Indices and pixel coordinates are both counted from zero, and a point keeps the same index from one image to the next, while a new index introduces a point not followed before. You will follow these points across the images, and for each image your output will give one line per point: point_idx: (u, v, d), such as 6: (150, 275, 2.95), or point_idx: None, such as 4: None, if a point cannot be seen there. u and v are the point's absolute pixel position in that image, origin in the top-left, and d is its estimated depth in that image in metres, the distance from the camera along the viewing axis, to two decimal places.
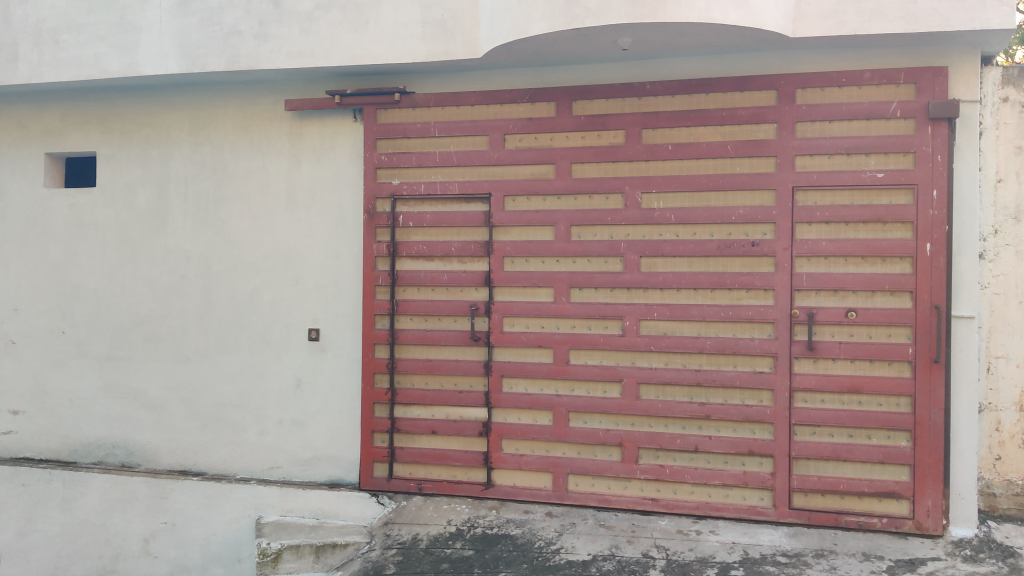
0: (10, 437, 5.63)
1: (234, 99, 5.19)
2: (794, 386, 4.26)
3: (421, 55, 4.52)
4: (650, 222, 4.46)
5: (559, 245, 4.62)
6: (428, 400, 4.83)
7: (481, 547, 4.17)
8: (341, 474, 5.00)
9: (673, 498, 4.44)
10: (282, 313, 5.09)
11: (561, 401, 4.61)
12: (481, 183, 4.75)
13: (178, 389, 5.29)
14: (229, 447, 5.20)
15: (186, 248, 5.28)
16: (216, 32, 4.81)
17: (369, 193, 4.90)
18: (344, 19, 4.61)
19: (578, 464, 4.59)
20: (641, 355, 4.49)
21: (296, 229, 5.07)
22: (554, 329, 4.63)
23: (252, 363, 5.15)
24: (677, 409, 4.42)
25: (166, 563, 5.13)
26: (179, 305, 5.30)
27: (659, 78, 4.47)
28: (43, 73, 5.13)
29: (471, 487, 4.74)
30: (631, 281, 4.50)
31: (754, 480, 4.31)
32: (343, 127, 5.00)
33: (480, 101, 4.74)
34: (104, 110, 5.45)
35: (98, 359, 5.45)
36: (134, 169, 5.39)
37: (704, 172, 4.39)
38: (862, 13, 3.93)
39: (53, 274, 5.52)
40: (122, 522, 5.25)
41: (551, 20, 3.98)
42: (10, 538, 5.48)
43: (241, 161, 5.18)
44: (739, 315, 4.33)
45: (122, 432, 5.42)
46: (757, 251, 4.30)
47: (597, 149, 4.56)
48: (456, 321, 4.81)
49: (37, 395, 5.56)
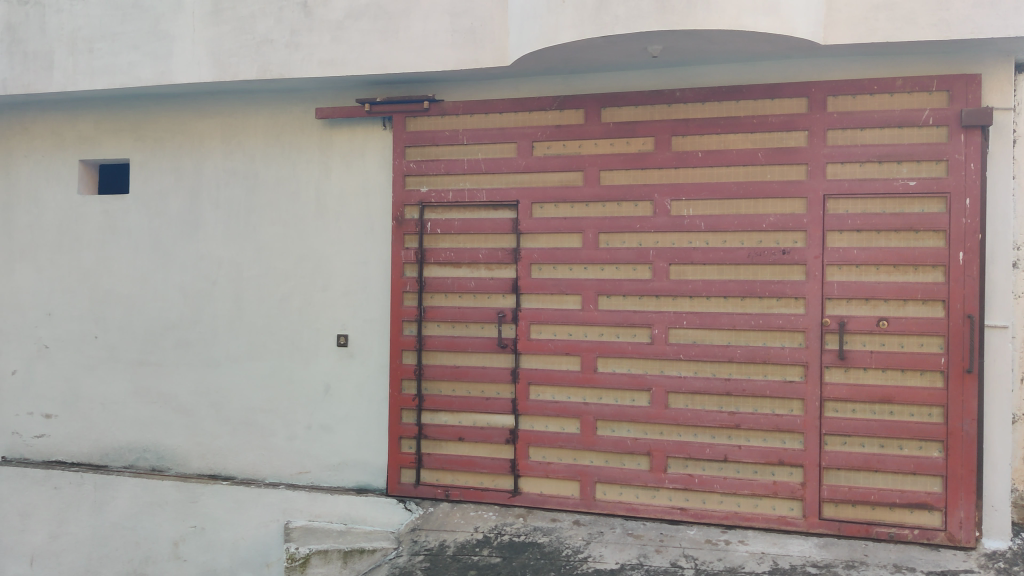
0: (43, 439, 5.70)
1: (266, 107, 5.24)
2: (824, 397, 4.22)
3: (450, 63, 4.52)
4: (679, 229, 4.44)
5: (587, 252, 4.61)
6: (456, 407, 4.85)
7: (509, 555, 4.15)
8: (368, 480, 5.02)
9: (702, 508, 4.41)
10: (312, 319, 5.13)
11: (589, 410, 4.60)
12: (509, 190, 4.75)
13: (209, 394, 5.34)
14: (258, 452, 5.24)
15: (217, 255, 5.32)
16: (248, 41, 4.85)
17: (398, 200, 4.92)
18: (374, 27, 4.63)
19: (606, 472, 4.58)
20: (670, 363, 4.47)
21: (325, 236, 5.10)
22: (582, 337, 4.62)
23: (282, 368, 5.18)
24: (706, 418, 4.40)
25: (195, 567, 5.21)
26: (210, 310, 5.34)
27: (689, 86, 4.45)
28: (77, 82, 5.19)
29: (498, 494, 4.74)
30: (659, 289, 4.48)
31: (784, 490, 4.27)
32: (373, 135, 5.03)
33: (508, 109, 4.74)
34: (139, 118, 5.51)
35: (130, 363, 5.50)
36: (166, 176, 5.44)
37: (733, 179, 4.36)
38: (894, 20, 3.89)
39: (86, 279, 5.60)
40: (152, 525, 5.32)
41: (580, 28, 3.98)
42: (42, 540, 5.56)
43: (272, 169, 5.22)
44: (769, 324, 4.29)
45: (152, 436, 5.47)
46: (788, 259, 4.26)
47: (626, 156, 4.55)
48: (484, 328, 4.81)
49: (70, 399, 5.63)
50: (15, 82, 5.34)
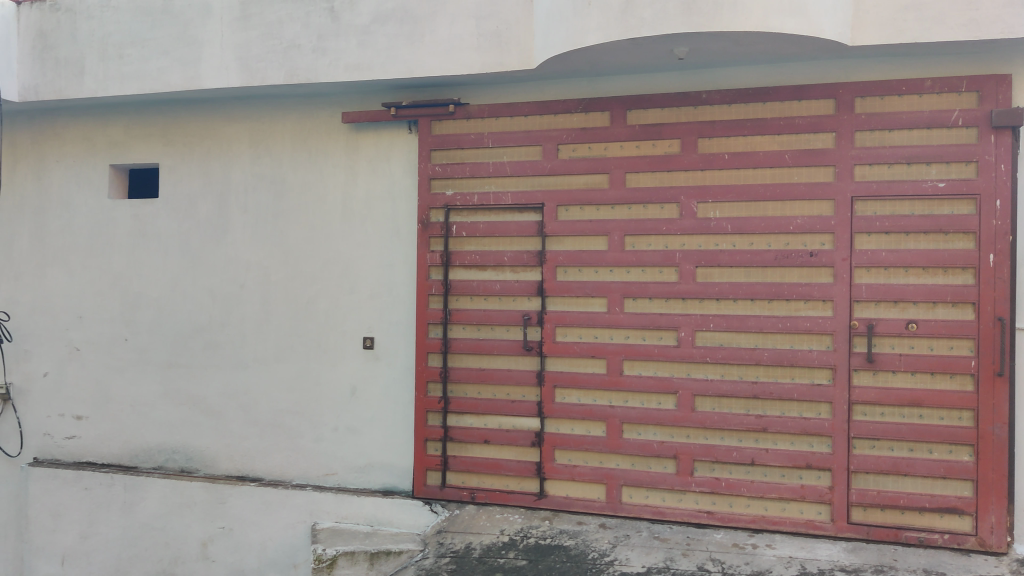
0: (74, 441, 5.77)
1: (294, 112, 5.28)
2: (853, 400, 4.19)
3: (475, 66, 4.53)
4: (706, 231, 4.43)
5: (613, 255, 4.61)
6: (481, 409, 4.85)
7: (535, 558, 4.15)
8: (395, 482, 5.04)
9: (729, 511, 4.39)
10: (338, 322, 5.16)
11: (615, 412, 4.59)
12: (534, 193, 4.76)
13: (237, 396, 5.38)
14: (286, 453, 5.27)
15: (245, 258, 5.37)
16: (275, 46, 4.89)
17: (424, 203, 4.94)
18: (400, 32, 4.66)
19: (632, 475, 4.57)
20: (697, 366, 4.45)
21: (352, 239, 5.12)
22: (608, 339, 4.61)
23: (309, 370, 5.22)
24: (733, 421, 4.38)
25: (223, 567, 5.25)
26: (238, 313, 5.39)
27: (715, 87, 4.43)
28: (108, 87, 5.26)
29: (524, 497, 4.75)
30: (685, 291, 4.47)
31: (812, 494, 4.25)
32: (399, 138, 5.05)
33: (533, 112, 4.75)
34: (168, 122, 5.57)
35: (160, 365, 5.56)
36: (195, 180, 5.49)
37: (760, 181, 4.34)
38: (923, 20, 3.86)
39: (117, 282, 5.66)
40: (181, 526, 5.37)
41: (606, 31, 3.98)
42: (72, 540, 5.62)
43: (299, 172, 5.25)
44: (796, 326, 4.28)
45: (181, 437, 5.52)
46: (816, 261, 4.24)
47: (652, 158, 4.54)
48: (509, 330, 4.82)
49: (101, 401, 5.70)
50: (47, 88, 5.41)
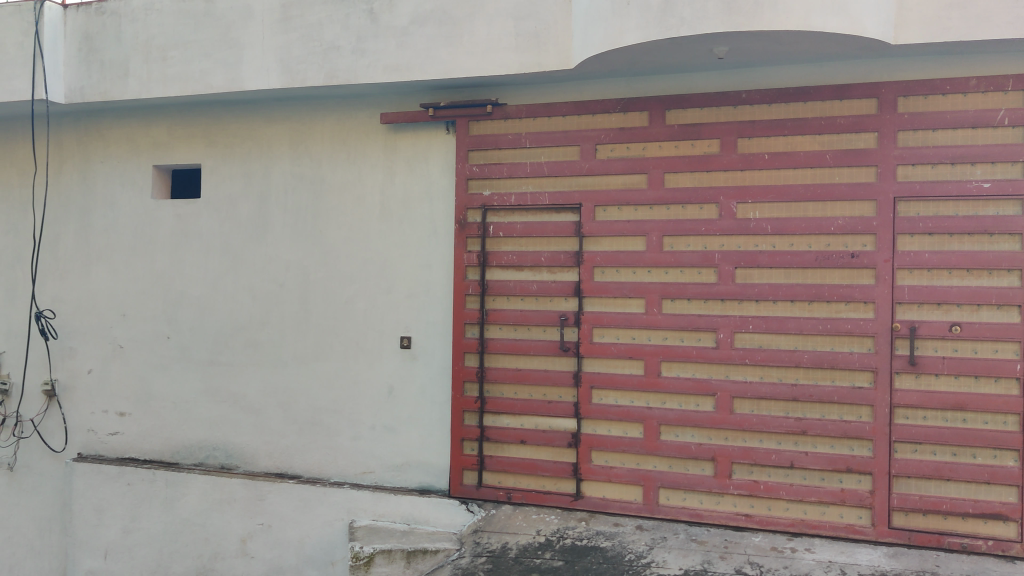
0: (118, 437, 5.86)
1: (333, 113, 5.31)
2: (894, 403, 4.13)
3: (514, 67, 4.53)
4: (745, 232, 4.39)
5: (651, 256, 4.59)
6: (518, 410, 4.86)
7: (571, 559, 4.15)
8: (431, 481, 5.06)
9: (767, 515, 4.36)
10: (376, 321, 5.19)
11: (653, 414, 4.57)
12: (572, 193, 4.76)
13: (276, 394, 5.43)
14: (324, 451, 5.32)
15: (285, 257, 5.42)
16: (315, 47, 4.93)
17: (461, 204, 4.96)
18: (438, 33, 4.67)
19: (670, 477, 4.54)
20: (736, 368, 4.42)
21: (390, 239, 5.15)
22: (645, 341, 4.59)
23: (347, 369, 5.26)
24: (773, 424, 4.34)
25: (262, 564, 5.31)
26: (278, 312, 5.44)
27: (755, 87, 4.39)
28: (152, 89, 5.34)
29: (560, 498, 4.74)
30: (724, 293, 4.43)
31: (852, 498, 4.19)
32: (437, 139, 5.07)
33: (571, 112, 4.74)
34: (210, 124, 5.63)
35: (201, 363, 5.63)
36: (237, 181, 5.56)
37: (801, 181, 4.30)
38: (968, 18, 3.79)
39: (159, 281, 5.74)
40: (221, 522, 5.44)
41: (645, 30, 3.96)
42: (115, 535, 5.70)
43: (338, 173, 5.29)
44: (837, 329, 4.23)
45: (221, 434, 5.59)
46: (857, 263, 4.19)
47: (691, 158, 4.51)
48: (546, 331, 4.81)
49: (143, 397, 5.79)
50: (92, 90, 5.50)
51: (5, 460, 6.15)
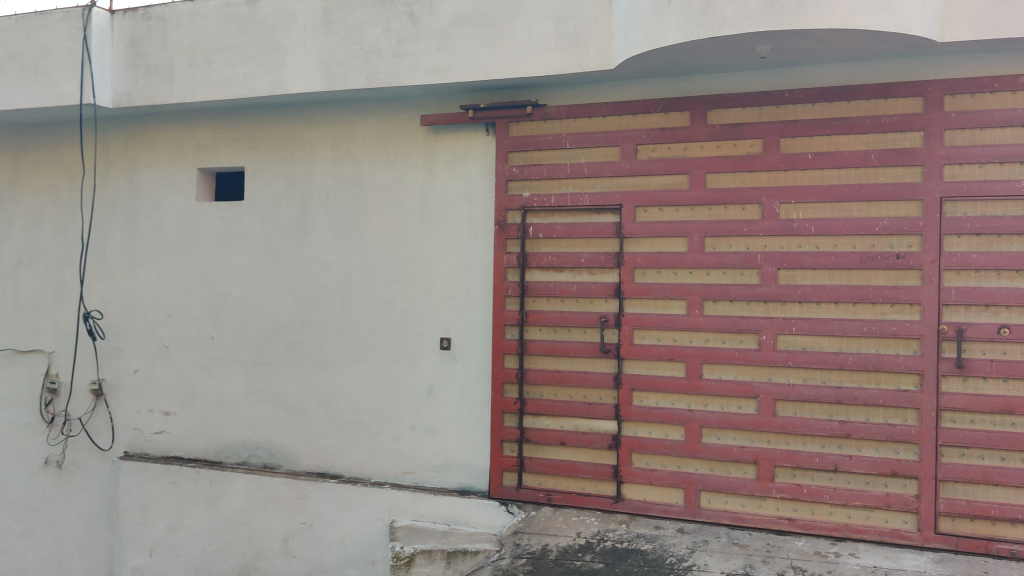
0: (163, 436, 5.95)
1: (374, 115, 5.35)
2: (941, 406, 4.07)
3: (554, 68, 4.53)
4: (788, 232, 4.35)
5: (692, 257, 4.56)
6: (558, 412, 4.85)
7: (612, 561, 4.13)
8: (471, 482, 5.07)
9: (811, 519, 4.31)
10: (416, 322, 5.21)
11: (695, 417, 4.54)
12: (613, 193, 4.74)
13: (318, 394, 5.48)
14: (364, 451, 5.36)
15: (327, 259, 5.47)
16: (357, 50, 4.97)
17: (500, 205, 4.97)
18: (478, 35, 4.68)
19: (711, 480, 4.51)
20: (779, 371, 4.37)
21: (429, 241, 5.17)
22: (687, 343, 4.56)
23: (387, 370, 5.29)
24: (816, 426, 4.30)
25: (304, 563, 5.36)
26: (319, 313, 5.49)
27: (798, 86, 4.34)
28: (197, 93, 5.41)
29: (600, 500, 4.73)
30: (767, 294, 4.39)
31: (898, 502, 4.14)
32: (477, 140, 5.07)
33: (612, 112, 4.73)
34: (253, 127, 5.70)
35: (244, 363, 5.69)
36: (279, 184, 5.61)
37: (845, 182, 4.25)
38: (1017, 14, 3.70)
39: (204, 282, 5.82)
40: (264, 521, 5.49)
41: (686, 30, 3.94)
42: (160, 533, 5.77)
43: (379, 175, 5.33)
44: (882, 331, 4.17)
45: (264, 433, 5.65)
46: (903, 264, 4.13)
47: (734, 158, 4.47)
48: (586, 333, 4.80)
49: (188, 397, 5.86)
50: (139, 94, 5.59)
51: (54, 458, 6.25)
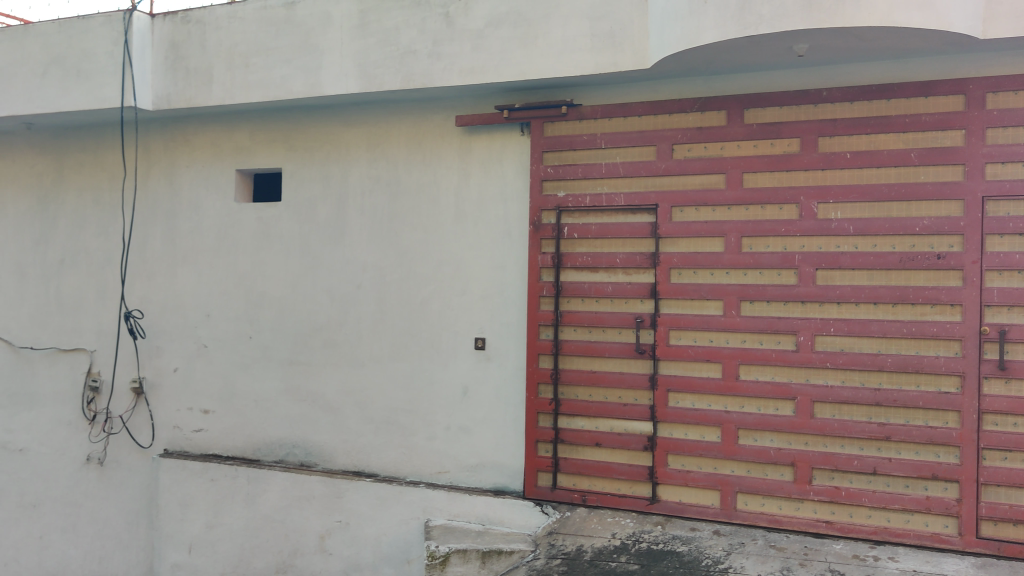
0: (202, 434, 6.02)
1: (409, 116, 5.37)
2: (982, 409, 4.01)
3: (589, 67, 4.52)
4: (826, 233, 4.30)
5: (729, 257, 4.53)
6: (593, 412, 4.84)
7: (647, 563, 4.11)
8: (506, 482, 5.07)
9: (849, 522, 4.26)
10: (451, 322, 5.23)
11: (731, 418, 4.51)
12: (648, 193, 4.72)
13: (354, 393, 5.52)
14: (400, 450, 5.38)
15: (363, 259, 5.50)
16: (392, 52, 4.99)
17: (535, 205, 4.97)
18: (513, 35, 4.69)
19: (747, 482, 4.48)
20: (817, 372, 4.33)
21: (464, 241, 5.18)
22: (724, 343, 4.54)
23: (423, 370, 5.31)
24: (855, 429, 4.25)
25: (340, 561, 5.40)
26: (355, 313, 5.52)
27: (836, 85, 4.29)
28: (235, 95, 5.47)
29: (636, 501, 4.71)
30: (805, 294, 4.35)
31: (938, 506, 4.09)
32: (511, 141, 5.08)
33: (647, 112, 4.71)
34: (290, 128, 5.75)
35: (281, 363, 5.74)
36: (316, 185, 5.66)
37: (883, 181, 4.19)
38: None
39: (242, 282, 5.88)
40: (300, 519, 5.54)
41: (723, 28, 3.92)
42: (199, 529, 5.84)
43: (414, 175, 5.35)
44: (922, 332, 4.12)
45: (301, 432, 5.70)
46: (943, 264, 4.08)
47: (771, 158, 4.43)
48: (621, 333, 4.79)
49: (226, 396, 5.93)
50: (178, 96, 5.66)
51: (96, 455, 6.35)
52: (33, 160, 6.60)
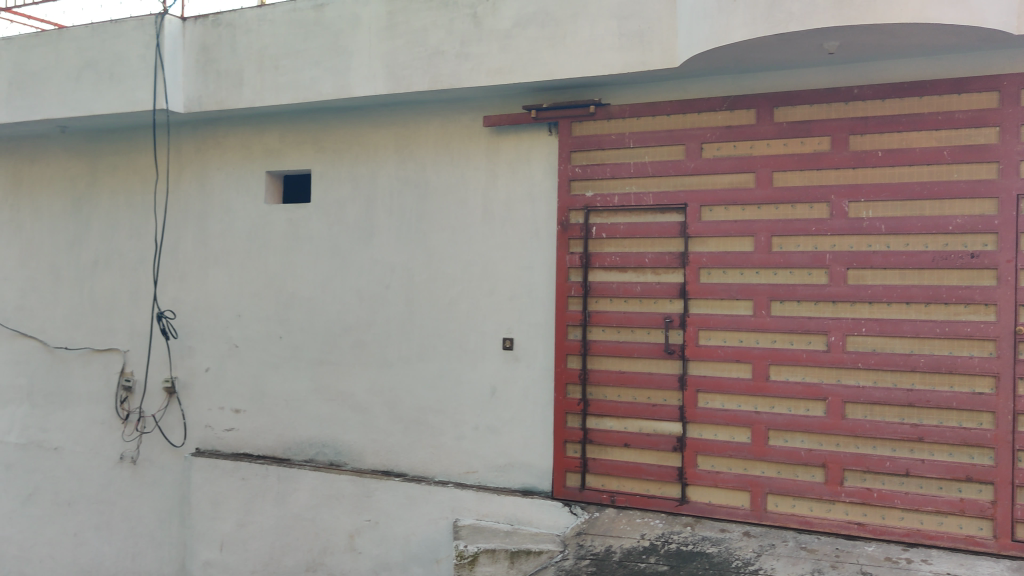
0: (233, 433, 6.07)
1: (437, 117, 5.39)
2: (1018, 410, 3.96)
3: (617, 67, 4.51)
4: (858, 232, 4.26)
5: (759, 256, 4.50)
6: (622, 413, 4.83)
7: (676, 564, 4.09)
8: (534, 482, 5.07)
9: (881, 524, 4.22)
10: (479, 322, 5.23)
11: (761, 419, 4.48)
12: (677, 193, 4.70)
13: (383, 393, 5.54)
14: (428, 450, 5.40)
15: (391, 259, 5.52)
16: (421, 52, 5.01)
17: (563, 205, 4.97)
18: (541, 35, 4.69)
19: (778, 483, 4.45)
20: (848, 373, 4.29)
21: (492, 241, 5.19)
22: (754, 344, 4.51)
23: (451, 370, 5.32)
24: (887, 430, 4.20)
25: (369, 560, 5.42)
26: (384, 313, 5.55)
27: (868, 82, 4.25)
28: (265, 97, 5.51)
29: (665, 502, 4.70)
30: (836, 294, 4.31)
31: (972, 508, 4.04)
32: (539, 141, 5.08)
33: (676, 111, 4.69)
34: (319, 129, 5.78)
35: (311, 363, 5.78)
36: (345, 186, 5.69)
37: (916, 179, 4.15)
38: None
39: (272, 283, 5.92)
40: (330, 518, 5.57)
41: (752, 26, 3.89)
42: (230, 527, 5.89)
43: (442, 176, 5.36)
44: (956, 332, 4.07)
45: (331, 432, 5.73)
46: (977, 263, 4.02)
47: (801, 157, 4.40)
48: (650, 333, 4.77)
49: (257, 395, 5.98)
50: (209, 99, 5.71)
51: (129, 454, 6.43)
52: (68, 163, 6.69)
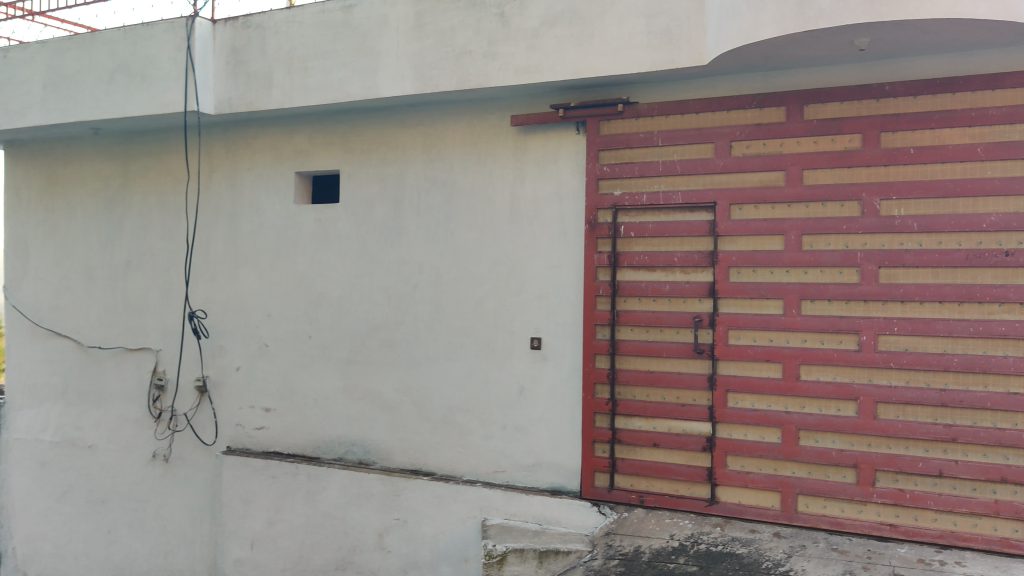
0: (263, 432, 6.12)
1: (465, 116, 5.39)
2: None
3: (645, 65, 4.49)
4: (889, 230, 4.22)
5: (789, 255, 4.46)
6: (650, 413, 4.81)
7: (706, 564, 4.07)
8: (563, 482, 5.06)
9: (914, 525, 4.17)
10: (507, 321, 5.23)
11: (792, 419, 4.44)
12: (706, 191, 4.68)
13: (411, 392, 5.56)
14: (457, 449, 5.41)
15: (420, 259, 5.54)
16: (448, 53, 5.02)
17: (591, 204, 4.96)
18: (569, 34, 4.68)
19: (809, 484, 4.41)
20: (880, 372, 4.24)
21: (520, 241, 5.19)
22: (784, 343, 4.47)
23: (479, 370, 5.33)
24: (920, 430, 4.15)
25: (398, 558, 5.44)
26: (412, 313, 5.57)
27: (899, 79, 4.20)
28: (294, 98, 5.54)
29: (694, 502, 4.68)
30: (867, 293, 4.26)
31: (1007, 510, 3.99)
32: (567, 140, 5.07)
33: (705, 109, 4.66)
34: (348, 130, 5.81)
35: (340, 362, 5.81)
36: (373, 186, 5.71)
37: (949, 176, 4.10)
38: None
39: (301, 283, 5.96)
40: (359, 516, 5.60)
41: (782, 24, 3.86)
42: (261, 525, 5.94)
43: (470, 175, 5.37)
44: (990, 331, 4.02)
45: (359, 431, 5.76)
46: (1012, 261, 3.97)
47: (832, 154, 4.36)
48: (679, 333, 4.75)
49: (286, 394, 6.02)
50: (239, 100, 5.76)
51: (161, 452, 6.49)
52: (101, 164, 6.77)
